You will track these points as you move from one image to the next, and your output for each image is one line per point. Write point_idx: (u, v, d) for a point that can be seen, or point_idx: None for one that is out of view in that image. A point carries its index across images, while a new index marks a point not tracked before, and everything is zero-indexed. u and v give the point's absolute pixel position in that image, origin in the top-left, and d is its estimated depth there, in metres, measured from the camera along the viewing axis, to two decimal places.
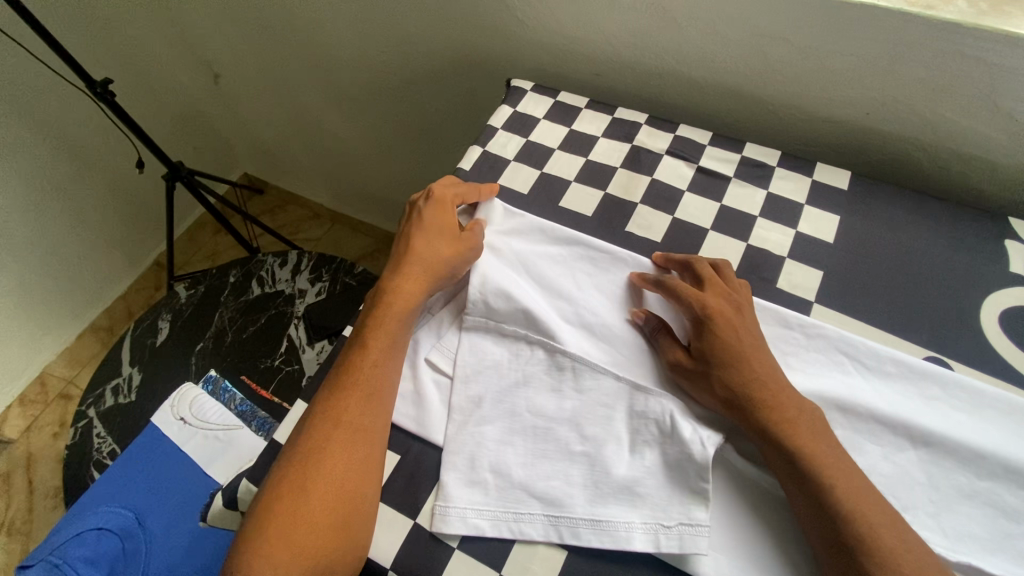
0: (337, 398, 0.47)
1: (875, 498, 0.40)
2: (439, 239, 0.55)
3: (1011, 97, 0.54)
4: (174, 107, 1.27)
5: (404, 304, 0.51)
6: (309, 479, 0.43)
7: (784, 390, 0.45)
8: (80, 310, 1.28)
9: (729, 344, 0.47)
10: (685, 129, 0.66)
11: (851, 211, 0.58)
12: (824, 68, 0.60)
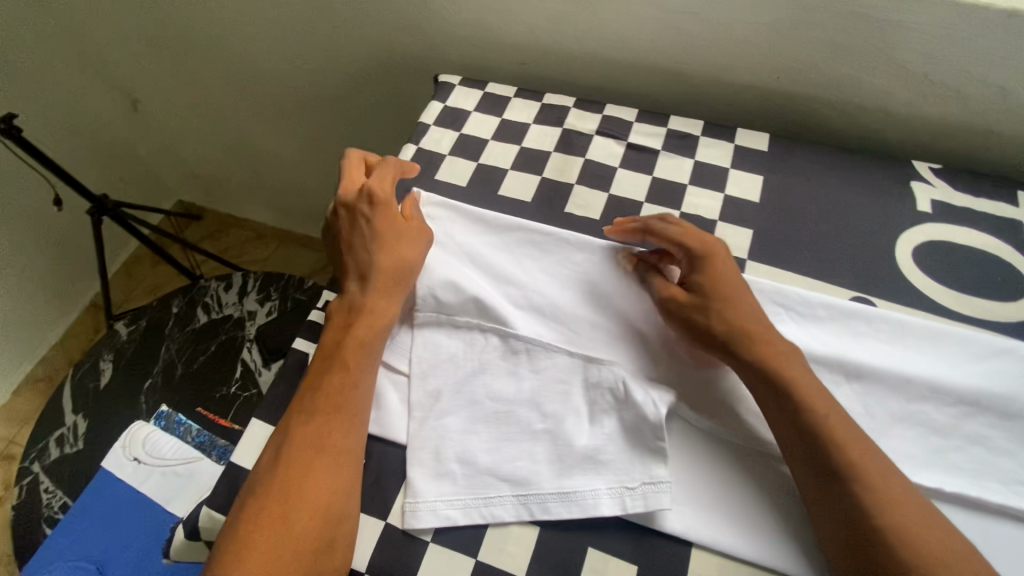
0: (316, 419, 0.45)
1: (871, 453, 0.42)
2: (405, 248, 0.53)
3: (901, 50, 0.58)
4: (92, 137, 1.19)
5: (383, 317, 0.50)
6: (291, 504, 0.42)
7: (768, 354, 0.46)
8: (12, 363, 1.20)
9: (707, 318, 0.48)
10: (613, 108, 0.68)
11: (773, 170, 0.61)
12: (734, 37, 0.63)
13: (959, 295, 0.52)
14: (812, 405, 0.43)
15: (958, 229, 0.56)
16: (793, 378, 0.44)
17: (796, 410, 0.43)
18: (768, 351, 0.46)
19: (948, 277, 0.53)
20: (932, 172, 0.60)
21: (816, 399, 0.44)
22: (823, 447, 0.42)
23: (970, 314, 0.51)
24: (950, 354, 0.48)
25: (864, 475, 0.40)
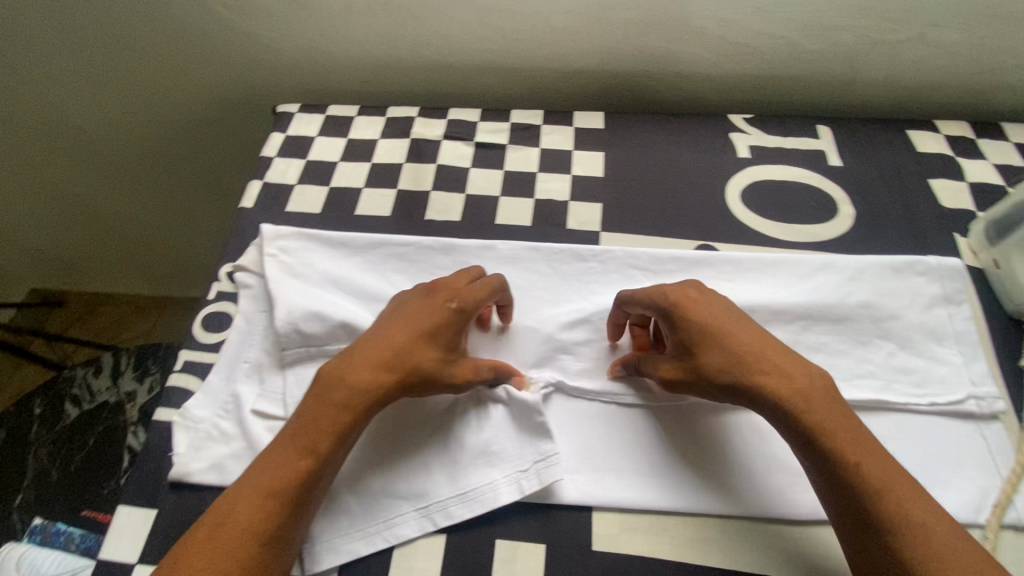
0: (307, 436, 0.41)
1: (929, 509, 0.37)
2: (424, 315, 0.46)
3: (695, 18, 0.64)
4: None
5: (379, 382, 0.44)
6: (245, 518, 0.38)
7: (794, 395, 0.41)
8: None
9: (716, 375, 0.43)
10: (457, 111, 0.69)
11: (612, 145, 0.65)
12: (552, 27, 0.66)
13: (784, 225, 0.58)
14: (850, 445, 0.40)
15: (773, 167, 0.63)
16: (828, 419, 0.40)
17: (835, 456, 0.39)
18: (796, 389, 0.42)
19: (772, 211, 0.59)
20: (745, 123, 0.67)
21: (851, 435, 0.40)
22: (863, 493, 0.38)
23: (795, 239, 0.57)
24: (782, 277, 0.54)
25: (907, 513, 0.37)
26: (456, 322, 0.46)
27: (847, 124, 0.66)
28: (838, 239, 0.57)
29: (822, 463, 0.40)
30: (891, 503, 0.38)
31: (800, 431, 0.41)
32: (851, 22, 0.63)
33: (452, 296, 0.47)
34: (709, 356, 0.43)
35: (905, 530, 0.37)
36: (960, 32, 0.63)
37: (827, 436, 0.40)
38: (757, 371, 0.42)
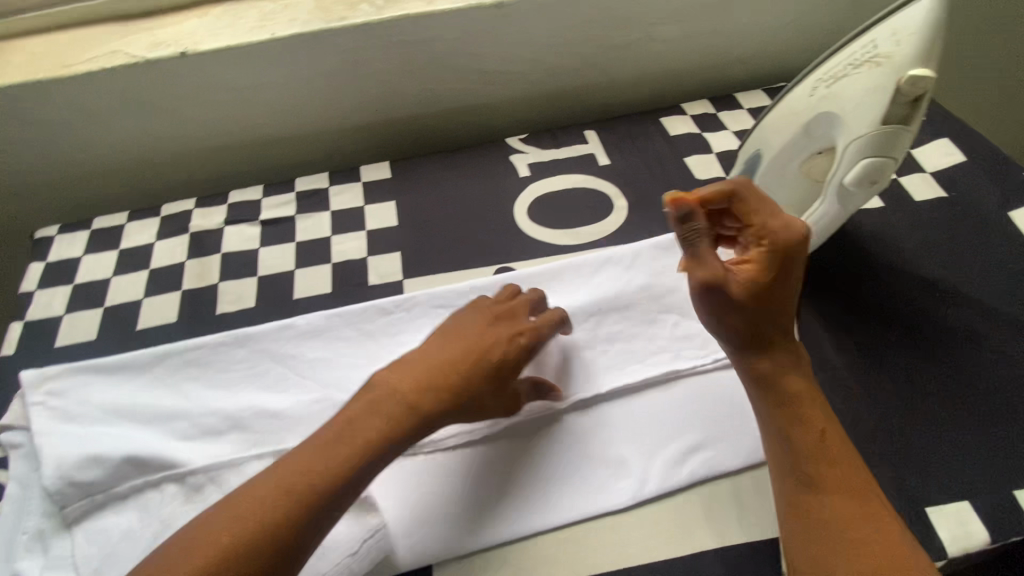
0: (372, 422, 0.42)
1: (883, 509, 0.41)
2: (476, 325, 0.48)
3: (446, 57, 0.67)
4: None
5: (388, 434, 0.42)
6: (262, 515, 0.37)
7: (799, 391, 0.45)
8: None
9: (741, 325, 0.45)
10: (238, 192, 0.66)
11: (402, 191, 0.66)
12: (314, 92, 0.66)
13: (570, 230, 0.63)
14: (818, 417, 0.44)
15: (553, 179, 0.67)
16: (807, 390, 0.46)
17: (805, 421, 0.44)
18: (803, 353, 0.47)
19: (558, 220, 0.64)
20: (523, 142, 0.71)
21: (817, 403, 0.45)
22: (829, 484, 0.42)
23: (582, 241, 0.62)
24: (572, 281, 0.58)
25: (849, 476, 0.42)
26: (497, 378, 0.46)
27: (611, 125, 0.73)
28: (617, 231, 0.62)
29: (793, 427, 0.44)
30: (844, 464, 0.43)
31: (777, 397, 0.45)
32: (585, 34, 0.69)
33: (520, 331, 0.48)
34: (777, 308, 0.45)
35: (850, 487, 0.42)
36: (677, 26, 0.71)
37: (812, 427, 0.44)
38: (776, 337, 0.46)
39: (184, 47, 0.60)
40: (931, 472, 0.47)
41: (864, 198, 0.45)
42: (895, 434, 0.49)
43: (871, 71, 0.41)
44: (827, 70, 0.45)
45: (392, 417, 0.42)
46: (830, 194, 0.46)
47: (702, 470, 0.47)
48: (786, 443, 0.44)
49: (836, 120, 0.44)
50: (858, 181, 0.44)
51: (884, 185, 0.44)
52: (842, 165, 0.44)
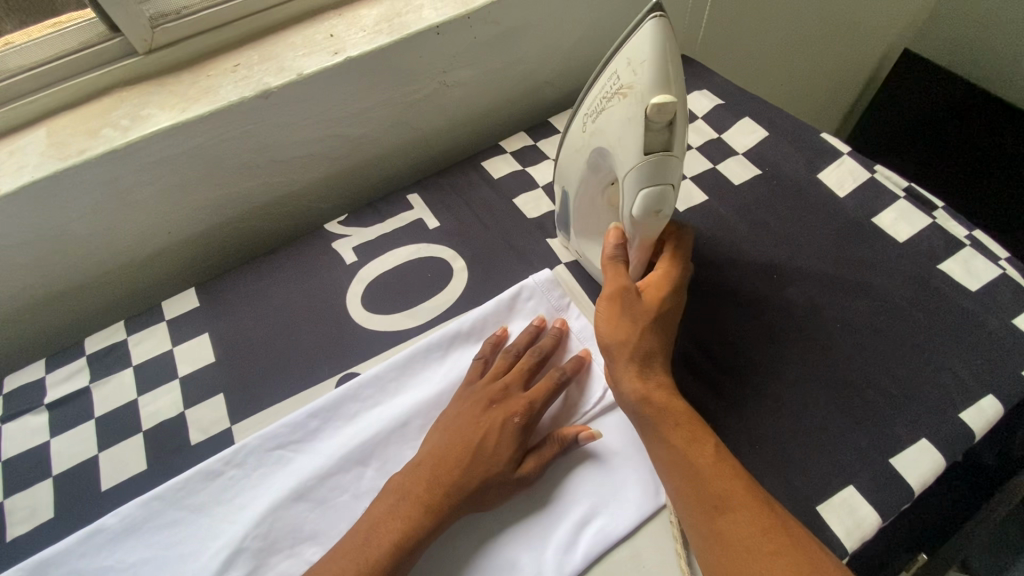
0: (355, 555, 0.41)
1: (782, 514, 0.39)
2: (467, 419, 0.47)
3: (226, 159, 0.60)
4: None
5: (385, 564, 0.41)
6: None
7: (675, 417, 0.43)
8: None
9: (644, 332, 0.46)
10: (15, 376, 0.56)
11: (216, 318, 0.58)
12: (83, 235, 0.58)
13: (410, 310, 0.58)
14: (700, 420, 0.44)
15: (382, 258, 0.62)
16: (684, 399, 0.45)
17: (696, 428, 0.43)
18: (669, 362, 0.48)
19: (395, 302, 0.59)
20: (342, 225, 0.65)
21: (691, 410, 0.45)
22: (727, 501, 0.40)
23: (425, 319, 0.57)
24: (422, 371, 0.52)
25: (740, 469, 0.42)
26: (482, 462, 0.44)
27: (434, 182, 0.69)
28: (460, 298, 0.58)
29: (687, 439, 0.42)
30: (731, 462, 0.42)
31: (666, 412, 0.44)
32: (376, 99, 0.65)
33: (513, 376, 0.49)
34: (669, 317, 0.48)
35: (743, 482, 0.40)
36: (470, 68, 0.69)
37: (692, 448, 0.42)
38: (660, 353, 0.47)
39: None
40: (812, 466, 0.45)
41: (660, 222, 0.45)
42: (773, 437, 0.47)
43: (624, 104, 0.40)
44: (593, 104, 0.44)
45: (398, 529, 0.42)
46: (630, 223, 0.45)
47: (596, 545, 0.43)
48: (688, 455, 0.42)
49: (612, 153, 0.43)
50: (646, 211, 0.43)
51: (672, 206, 0.44)
52: (627, 196, 0.43)
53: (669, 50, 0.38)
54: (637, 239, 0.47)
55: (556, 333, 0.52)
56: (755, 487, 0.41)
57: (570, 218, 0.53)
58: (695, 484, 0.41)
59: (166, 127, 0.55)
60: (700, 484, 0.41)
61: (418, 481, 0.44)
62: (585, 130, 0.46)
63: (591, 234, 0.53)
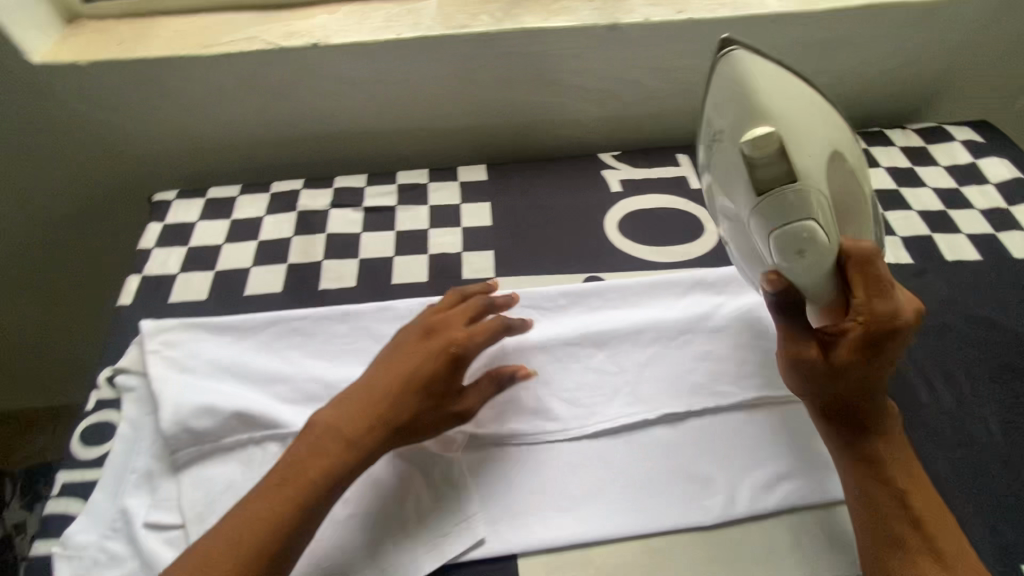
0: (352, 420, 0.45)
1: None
2: (416, 354, 0.48)
3: (553, 71, 0.70)
4: None
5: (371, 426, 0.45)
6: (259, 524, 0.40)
7: (886, 455, 0.43)
8: None
9: (828, 381, 0.43)
10: (343, 179, 0.70)
11: (498, 194, 0.69)
12: (422, 93, 0.69)
13: (657, 249, 0.64)
14: (908, 468, 0.42)
15: (644, 196, 0.68)
16: (897, 438, 0.44)
17: (898, 482, 0.42)
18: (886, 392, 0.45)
19: (645, 239, 0.64)
20: (615, 159, 0.73)
21: (903, 452, 0.43)
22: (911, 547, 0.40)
23: (671, 259, 0.62)
24: (663, 297, 0.58)
25: (944, 526, 0.40)
26: (451, 369, 0.47)
27: None
28: (708, 254, 0.63)
29: (883, 489, 0.42)
30: (934, 521, 0.40)
31: (866, 459, 0.43)
32: (690, 62, 0.71)
33: (450, 340, 0.48)
34: (859, 368, 0.42)
35: (943, 544, 0.39)
36: (779, 63, 0.72)
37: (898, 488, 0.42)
38: (857, 397, 0.43)
39: (316, 38, 0.64)
40: (1022, 524, 0.45)
41: (812, 266, 0.43)
42: (999, 491, 0.47)
43: (727, 143, 0.44)
44: (716, 129, 0.45)
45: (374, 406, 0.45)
46: (771, 254, 0.44)
47: (792, 497, 0.46)
48: (882, 507, 0.41)
49: (738, 182, 0.44)
50: (787, 250, 0.43)
51: (823, 238, 0.42)
52: (759, 240, 0.45)
53: (752, 89, 0.43)
54: (802, 285, 0.44)
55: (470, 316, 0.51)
56: (956, 550, 0.39)
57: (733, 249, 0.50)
58: (885, 538, 0.40)
59: (531, 28, 0.65)
60: (889, 538, 0.40)
61: (394, 367, 0.47)
62: (710, 165, 0.47)
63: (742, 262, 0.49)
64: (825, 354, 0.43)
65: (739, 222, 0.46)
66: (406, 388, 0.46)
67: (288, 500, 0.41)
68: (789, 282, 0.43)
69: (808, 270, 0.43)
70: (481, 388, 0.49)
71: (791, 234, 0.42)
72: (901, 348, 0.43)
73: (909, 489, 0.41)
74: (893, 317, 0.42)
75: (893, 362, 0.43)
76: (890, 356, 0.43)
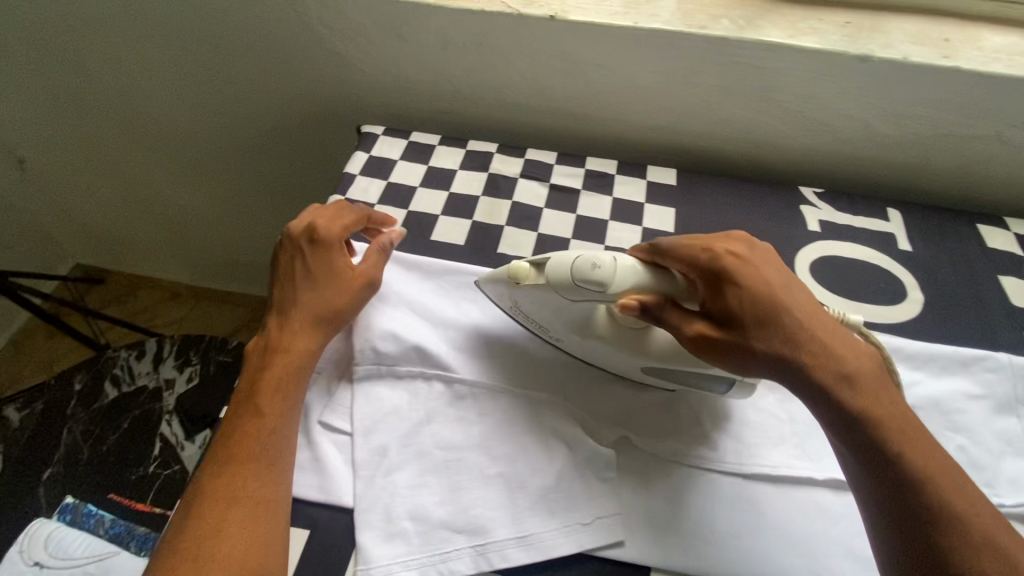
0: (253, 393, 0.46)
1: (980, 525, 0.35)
2: (304, 262, 0.52)
3: (777, 91, 0.66)
4: None
5: (287, 343, 0.48)
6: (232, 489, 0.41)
7: (846, 401, 0.39)
8: None
9: (745, 357, 0.42)
10: (534, 152, 0.72)
11: (684, 201, 0.67)
12: (636, 85, 0.69)
13: (851, 301, 0.59)
14: (880, 401, 0.40)
15: (843, 243, 0.63)
16: (863, 365, 0.41)
17: (876, 420, 0.39)
18: (816, 326, 0.42)
19: (839, 288, 0.60)
20: (816, 196, 0.68)
21: (874, 383, 0.40)
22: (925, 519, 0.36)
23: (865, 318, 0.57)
24: None
25: (930, 460, 0.38)
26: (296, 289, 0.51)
27: (919, 212, 0.67)
28: (906, 323, 0.57)
29: (857, 430, 0.39)
30: (916, 456, 0.38)
31: (837, 404, 0.40)
32: (934, 114, 0.64)
33: (315, 240, 0.52)
34: (750, 324, 0.42)
35: (936, 490, 0.36)
36: None
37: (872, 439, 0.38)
38: (777, 349, 0.41)
39: (556, 11, 0.64)
40: None
41: (622, 282, 0.45)
42: None
43: (526, 296, 0.50)
44: (517, 308, 0.52)
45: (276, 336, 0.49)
46: (596, 295, 0.46)
47: None
48: (861, 449, 0.39)
49: (541, 305, 0.50)
50: (598, 281, 0.45)
51: (609, 257, 0.45)
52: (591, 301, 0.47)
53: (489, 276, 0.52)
54: (659, 279, 0.45)
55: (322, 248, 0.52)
56: (947, 486, 0.37)
57: (671, 368, 0.48)
58: (878, 485, 0.38)
59: (772, 43, 0.62)
60: (883, 486, 0.37)
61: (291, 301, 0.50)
62: (537, 321, 0.52)
63: (659, 360, 0.48)
64: (711, 328, 0.43)
65: (584, 327, 0.49)
66: (304, 291, 0.51)
67: (233, 476, 0.41)
68: (644, 298, 0.45)
69: (646, 282, 0.45)
70: (346, 286, 0.52)
71: (589, 289, 0.45)
72: (758, 265, 0.44)
73: (875, 421, 0.39)
74: (722, 256, 0.44)
75: (769, 301, 0.42)
76: (748, 292, 0.42)
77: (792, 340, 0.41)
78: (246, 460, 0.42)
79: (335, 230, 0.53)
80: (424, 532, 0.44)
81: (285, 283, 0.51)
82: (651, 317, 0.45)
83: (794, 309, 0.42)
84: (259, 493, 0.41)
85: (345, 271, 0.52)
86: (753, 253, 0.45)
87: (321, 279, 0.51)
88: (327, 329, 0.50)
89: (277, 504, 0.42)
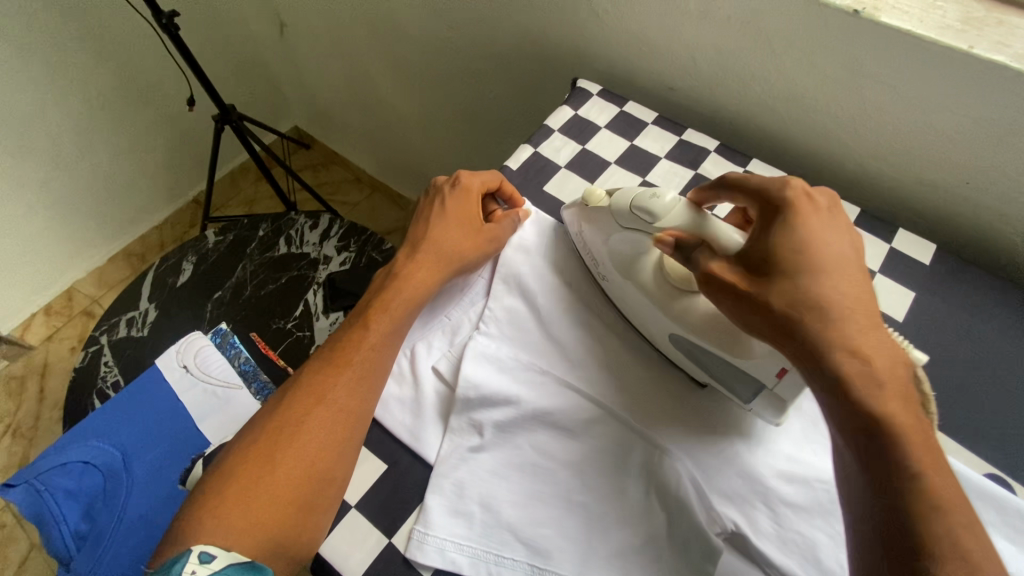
0: (356, 330, 0.47)
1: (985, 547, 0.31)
2: (459, 233, 0.52)
3: None
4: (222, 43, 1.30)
5: (402, 284, 0.50)
6: (283, 433, 0.42)
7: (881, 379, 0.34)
8: (129, 222, 1.41)
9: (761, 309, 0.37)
10: (758, 165, 0.61)
11: (929, 289, 0.53)
12: (928, 125, 0.53)
13: None
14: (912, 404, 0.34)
15: None
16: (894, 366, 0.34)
17: (894, 427, 0.33)
18: (859, 306, 0.36)
19: None
20: None
21: (899, 387, 0.34)
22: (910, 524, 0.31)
23: None
24: None
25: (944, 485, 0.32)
26: (433, 237, 0.52)
27: None
28: None
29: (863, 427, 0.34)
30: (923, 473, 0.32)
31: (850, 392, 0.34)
32: None
33: (468, 208, 0.53)
34: (776, 280, 0.37)
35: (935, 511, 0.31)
36: None
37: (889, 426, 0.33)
38: (797, 314, 0.36)
39: (863, 5, 0.50)
40: None
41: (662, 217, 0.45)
42: None
43: (596, 223, 0.50)
44: (581, 239, 0.52)
45: (401, 278, 0.50)
46: (648, 224, 0.46)
47: None
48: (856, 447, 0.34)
49: (597, 232, 0.50)
50: (641, 210, 0.45)
51: (669, 196, 0.45)
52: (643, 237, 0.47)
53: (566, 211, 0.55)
54: (691, 236, 0.43)
55: (454, 195, 0.54)
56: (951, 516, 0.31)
57: (699, 343, 0.44)
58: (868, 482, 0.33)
59: None
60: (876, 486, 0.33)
61: (429, 244, 0.52)
62: (592, 253, 0.51)
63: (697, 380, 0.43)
64: (730, 275, 0.39)
65: (629, 265, 0.48)
66: (453, 255, 0.51)
67: (298, 408, 0.43)
68: (681, 235, 0.44)
69: (687, 222, 0.44)
70: (472, 236, 0.52)
71: (640, 217, 0.46)
72: (821, 222, 0.38)
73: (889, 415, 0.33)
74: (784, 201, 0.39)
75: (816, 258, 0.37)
76: (788, 243, 0.38)
77: (820, 314, 0.35)
78: (314, 404, 0.43)
79: (474, 182, 0.54)
80: (490, 528, 0.42)
81: (411, 236, 0.53)
82: (684, 255, 0.43)
83: (836, 280, 0.36)
84: (312, 432, 0.42)
85: (474, 221, 0.53)
86: (828, 212, 0.39)
87: (446, 225, 0.52)
88: (452, 272, 0.51)
89: (321, 455, 0.42)
